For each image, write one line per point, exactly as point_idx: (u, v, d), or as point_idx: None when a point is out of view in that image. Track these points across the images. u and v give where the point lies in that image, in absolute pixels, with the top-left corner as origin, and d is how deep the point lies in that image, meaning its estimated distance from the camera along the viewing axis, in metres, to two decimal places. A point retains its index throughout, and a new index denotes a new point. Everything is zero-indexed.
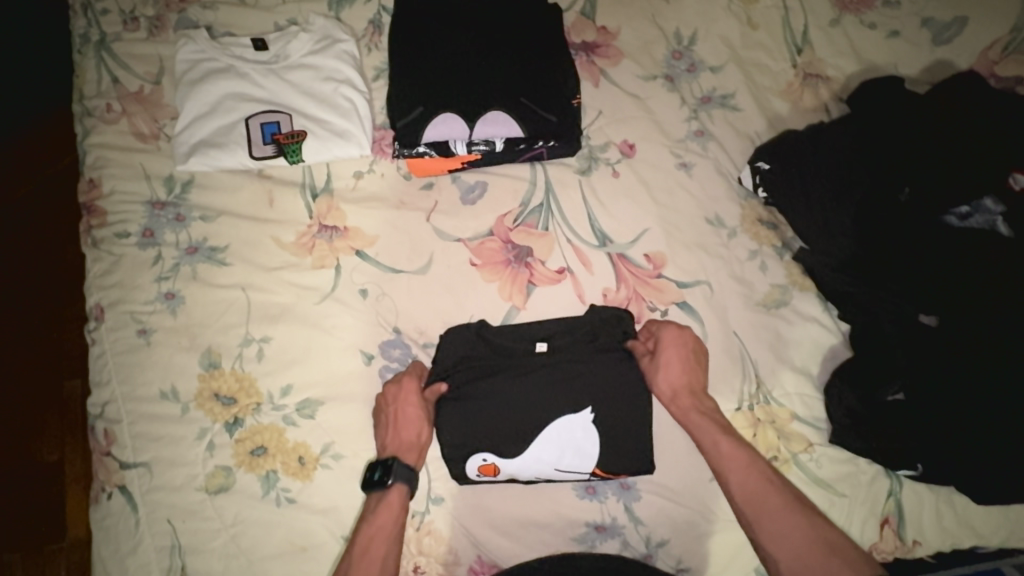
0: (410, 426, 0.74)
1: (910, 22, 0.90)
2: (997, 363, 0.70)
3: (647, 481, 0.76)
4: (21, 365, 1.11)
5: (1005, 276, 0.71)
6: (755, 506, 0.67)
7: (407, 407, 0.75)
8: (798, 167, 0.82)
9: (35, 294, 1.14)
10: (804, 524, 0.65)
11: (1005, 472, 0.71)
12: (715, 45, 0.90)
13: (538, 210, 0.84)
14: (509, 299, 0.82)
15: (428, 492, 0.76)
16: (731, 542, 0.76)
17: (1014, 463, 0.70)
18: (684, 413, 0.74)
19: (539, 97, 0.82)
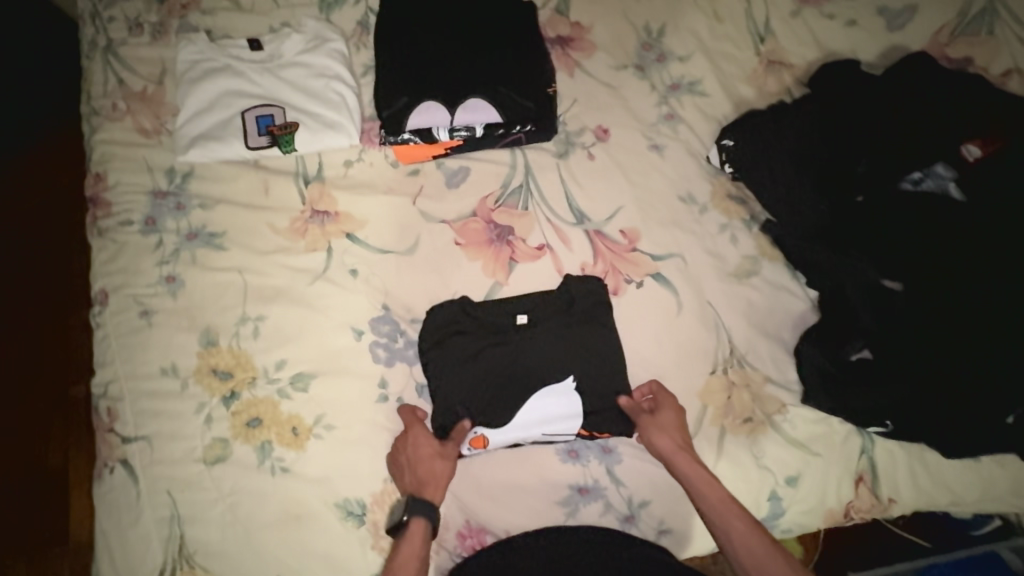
0: (423, 466, 0.74)
1: (865, 12, 0.96)
2: (952, 317, 0.75)
3: (628, 444, 0.80)
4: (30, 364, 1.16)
5: (957, 236, 0.76)
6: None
7: (420, 450, 0.75)
8: (762, 142, 0.86)
9: (45, 296, 1.20)
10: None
11: (964, 421, 0.75)
12: (682, 36, 0.96)
13: (518, 191, 0.89)
14: (493, 276, 0.86)
15: None
16: None
17: (971, 413, 0.74)
18: (688, 475, 0.72)
19: (517, 87, 0.87)
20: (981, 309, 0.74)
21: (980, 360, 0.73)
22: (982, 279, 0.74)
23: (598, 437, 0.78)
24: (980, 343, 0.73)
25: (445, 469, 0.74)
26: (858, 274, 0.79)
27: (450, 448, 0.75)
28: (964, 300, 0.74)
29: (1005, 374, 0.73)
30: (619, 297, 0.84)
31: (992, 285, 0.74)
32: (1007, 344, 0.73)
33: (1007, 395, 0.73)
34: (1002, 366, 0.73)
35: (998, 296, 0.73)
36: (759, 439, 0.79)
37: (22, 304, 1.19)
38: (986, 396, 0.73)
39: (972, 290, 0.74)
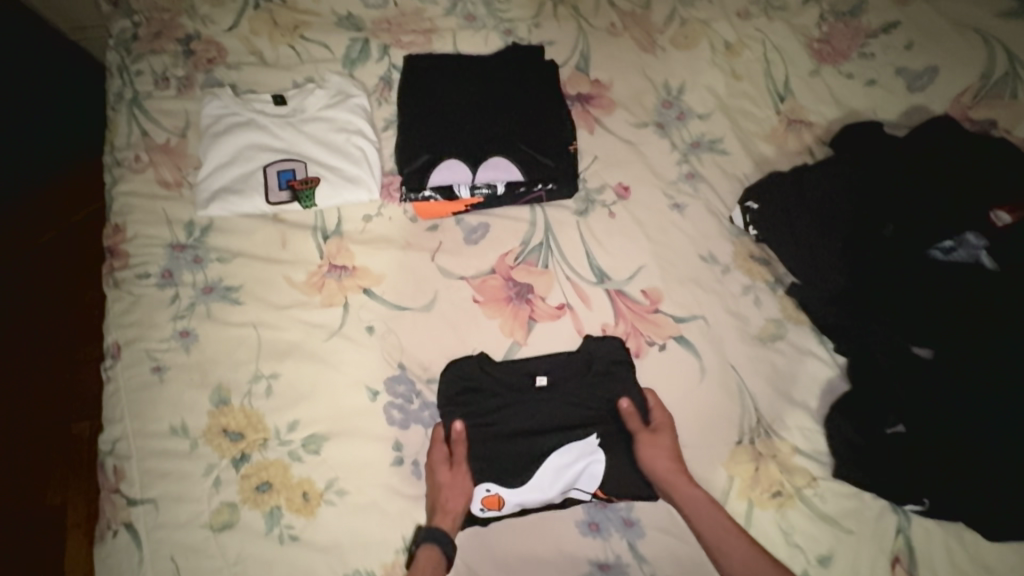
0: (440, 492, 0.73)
1: (885, 71, 0.96)
2: (990, 393, 0.72)
3: (651, 518, 0.76)
4: (35, 400, 1.15)
5: (989, 307, 0.74)
6: None
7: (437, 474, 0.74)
8: (786, 206, 0.85)
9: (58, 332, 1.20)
10: None
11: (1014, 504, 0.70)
12: (702, 94, 0.96)
13: (538, 249, 0.88)
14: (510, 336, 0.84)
15: None
16: None
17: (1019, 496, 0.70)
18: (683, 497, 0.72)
19: (537, 145, 0.87)
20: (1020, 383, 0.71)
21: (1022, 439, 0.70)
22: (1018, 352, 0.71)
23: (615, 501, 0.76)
24: (1021, 420, 0.70)
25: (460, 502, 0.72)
26: (885, 343, 0.79)
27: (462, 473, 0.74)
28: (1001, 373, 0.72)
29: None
30: (641, 359, 0.82)
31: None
32: None
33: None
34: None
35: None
36: (788, 513, 0.76)
37: (33, 343, 1.18)
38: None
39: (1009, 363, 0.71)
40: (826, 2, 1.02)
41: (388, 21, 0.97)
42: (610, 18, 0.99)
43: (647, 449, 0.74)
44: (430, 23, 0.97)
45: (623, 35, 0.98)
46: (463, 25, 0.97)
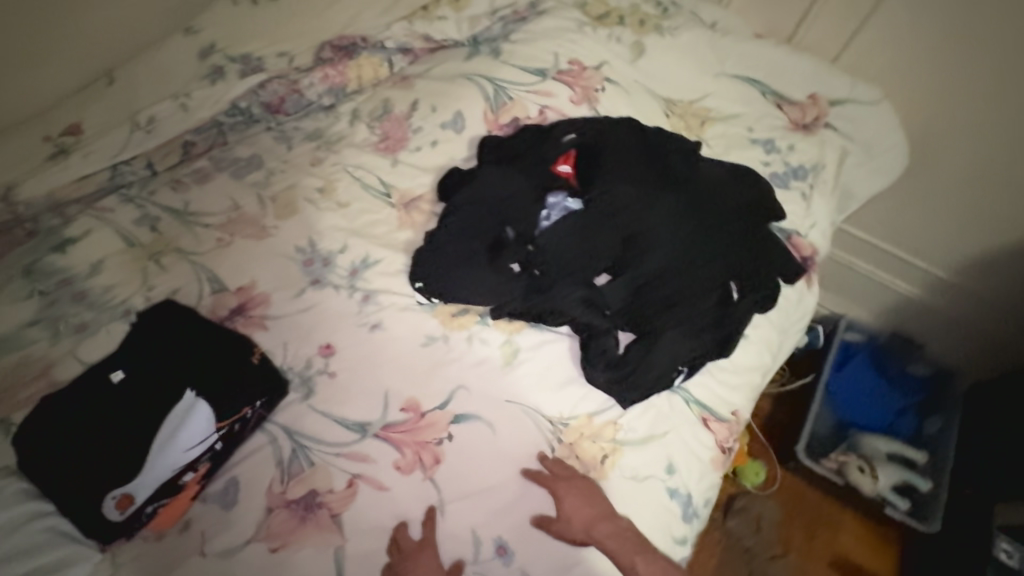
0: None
1: (435, 129, 1.19)
2: (647, 279, 0.94)
3: (553, 552, 0.81)
4: None
5: (613, 218, 0.96)
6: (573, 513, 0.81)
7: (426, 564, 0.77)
8: (441, 271, 0.95)
9: None
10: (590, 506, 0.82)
11: (710, 326, 0.94)
12: (331, 236, 1.06)
13: (295, 455, 0.86)
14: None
15: None
16: (645, 521, 0.85)
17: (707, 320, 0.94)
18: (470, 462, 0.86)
19: (220, 383, 0.87)
20: (668, 246, 0.95)
21: (687, 283, 0.94)
22: (646, 228, 0.96)
23: (247, 415, 0.86)
24: (667, 277, 0.94)
25: None
26: (575, 287, 0.93)
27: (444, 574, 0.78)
28: (654, 252, 0.95)
29: (710, 274, 0.96)
30: (443, 460, 0.85)
31: (661, 233, 0.96)
32: (681, 268, 0.95)
33: (725, 284, 0.96)
34: (708, 268, 0.96)
35: (667, 238, 0.95)
36: (621, 462, 0.87)
37: None
38: (703, 293, 0.94)
39: (653, 239, 0.95)
40: (364, 115, 1.23)
41: None
42: (214, 236, 1.05)
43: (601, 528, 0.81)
44: (40, 361, 0.89)
45: (234, 241, 1.04)
46: (77, 339, 0.91)
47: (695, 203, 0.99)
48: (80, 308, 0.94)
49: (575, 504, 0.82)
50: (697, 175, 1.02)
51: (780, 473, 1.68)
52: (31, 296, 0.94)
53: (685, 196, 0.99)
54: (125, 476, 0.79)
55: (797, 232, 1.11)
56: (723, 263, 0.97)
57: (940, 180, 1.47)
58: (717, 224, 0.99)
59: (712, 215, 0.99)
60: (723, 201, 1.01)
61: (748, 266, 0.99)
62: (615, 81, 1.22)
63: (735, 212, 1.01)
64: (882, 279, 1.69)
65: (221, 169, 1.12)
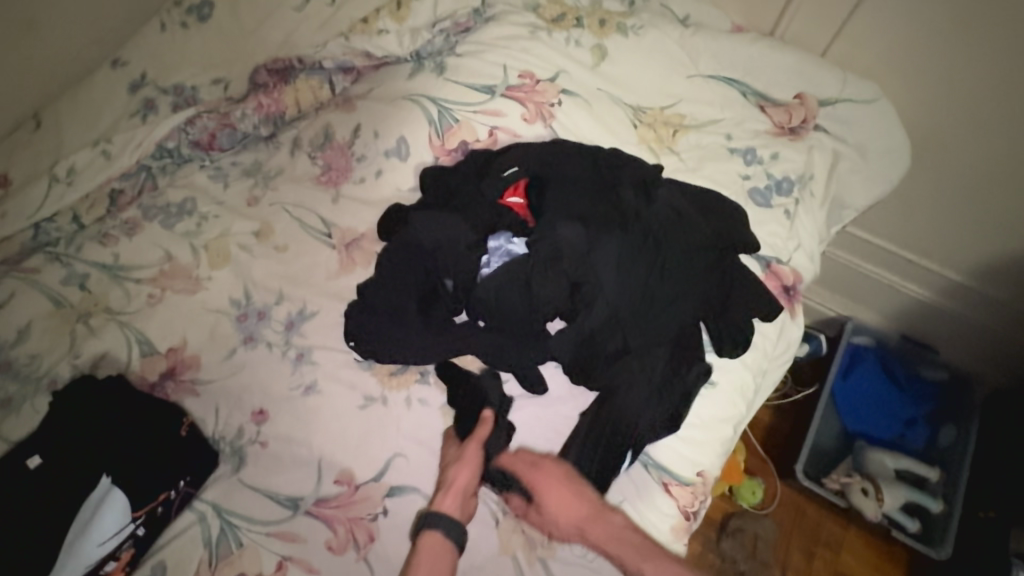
0: (466, 458, 0.80)
1: (378, 158, 1.09)
2: (601, 326, 0.87)
3: None
4: None
5: (560, 262, 0.88)
6: (557, 508, 0.77)
7: (452, 454, 0.82)
8: (374, 329, 0.88)
9: None
10: (580, 497, 0.78)
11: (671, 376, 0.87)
12: (266, 286, 1.00)
13: (223, 536, 0.81)
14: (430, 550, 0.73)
15: None
16: None
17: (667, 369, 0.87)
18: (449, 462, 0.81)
19: (141, 463, 0.82)
20: (620, 291, 0.88)
21: (643, 329, 0.87)
22: (596, 270, 0.88)
23: (171, 495, 0.82)
24: (621, 323, 0.88)
25: (469, 478, 0.79)
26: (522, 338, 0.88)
27: (470, 452, 0.80)
28: (605, 299, 0.88)
29: (673, 317, 0.88)
30: (378, 539, 0.80)
31: (615, 274, 0.88)
32: (635, 312, 0.88)
33: (692, 327, 0.89)
34: (670, 310, 0.89)
35: (621, 280, 0.88)
36: None
37: None
38: (659, 340, 0.88)
39: (605, 283, 0.88)
40: (305, 145, 1.14)
41: None
42: (144, 292, 0.99)
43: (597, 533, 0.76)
44: None
45: (165, 296, 0.99)
46: (1, 415, 0.88)
47: (650, 238, 0.91)
48: (5, 381, 0.91)
49: (559, 499, 0.77)
50: (655, 204, 0.94)
51: (780, 488, 1.59)
52: None
53: (641, 231, 0.92)
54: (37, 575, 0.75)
55: (778, 259, 0.99)
56: (684, 304, 0.89)
57: (952, 177, 1.33)
58: (680, 259, 0.91)
59: (672, 249, 0.91)
60: (686, 231, 0.92)
61: (713, 305, 0.91)
62: (572, 91, 1.09)
63: (698, 244, 0.92)
64: (891, 281, 1.54)
65: (151, 217, 1.06)
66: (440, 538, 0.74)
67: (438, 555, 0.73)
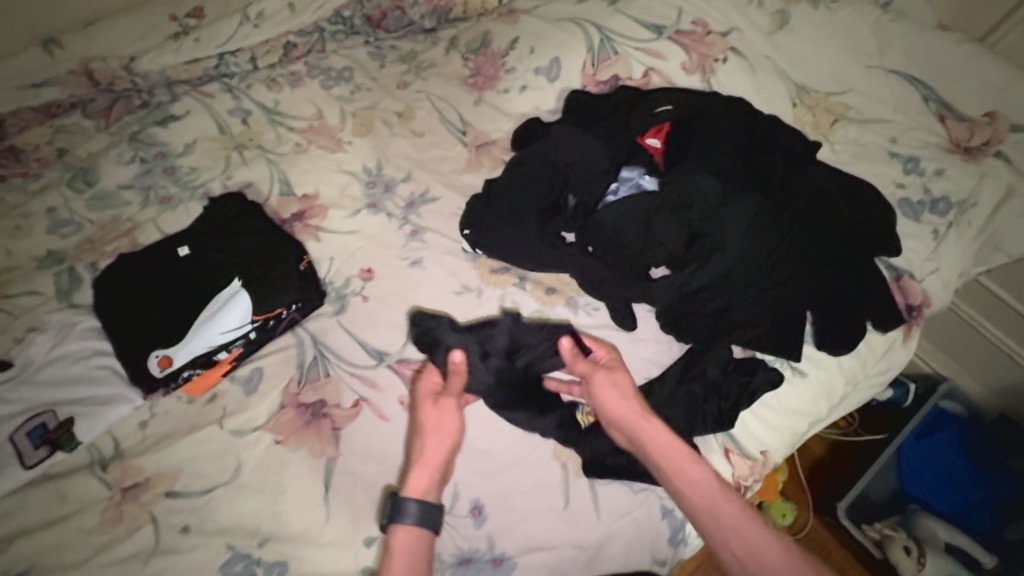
0: (439, 428, 0.75)
1: (528, 74, 1.11)
2: (711, 284, 0.88)
3: (525, 532, 0.78)
4: None
5: (686, 207, 0.88)
6: (611, 392, 0.76)
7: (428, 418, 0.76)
8: (492, 223, 0.93)
9: None
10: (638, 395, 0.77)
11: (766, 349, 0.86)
12: (398, 163, 1.06)
13: (315, 363, 0.90)
14: (410, 533, 0.69)
15: None
16: (629, 530, 0.80)
17: (763, 342, 0.86)
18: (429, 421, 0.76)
19: (262, 281, 0.92)
20: (736, 254, 0.88)
21: (749, 298, 0.87)
22: (720, 228, 0.88)
23: (279, 315, 0.91)
24: (729, 285, 0.88)
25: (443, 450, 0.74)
26: (628, 270, 0.89)
27: (445, 422, 0.75)
28: (719, 256, 0.87)
29: (785, 295, 0.87)
30: None
31: (739, 236, 0.88)
32: (747, 279, 0.88)
33: (798, 313, 0.87)
34: (783, 289, 0.87)
35: (743, 245, 0.88)
36: None
37: None
38: (762, 312, 0.87)
39: (725, 242, 0.87)
40: (463, 46, 1.18)
41: (89, 241, 0.98)
42: (293, 141, 1.08)
43: (646, 430, 0.73)
44: (131, 222, 1.00)
45: (310, 148, 1.07)
46: (160, 210, 1.01)
47: (787, 213, 0.90)
48: (169, 182, 1.04)
49: (614, 386, 0.77)
50: (801, 183, 0.92)
51: (812, 523, 1.53)
52: (133, 161, 1.05)
53: (775, 202, 0.90)
54: (169, 341, 0.88)
55: (911, 274, 0.94)
56: (799, 285, 0.87)
57: None
58: (812, 243, 0.88)
59: (805, 230, 0.89)
60: (823, 218, 0.90)
61: (827, 296, 0.88)
62: (739, 52, 1.07)
63: (829, 231, 0.89)
64: (1011, 352, 1.41)
65: (313, 76, 1.15)
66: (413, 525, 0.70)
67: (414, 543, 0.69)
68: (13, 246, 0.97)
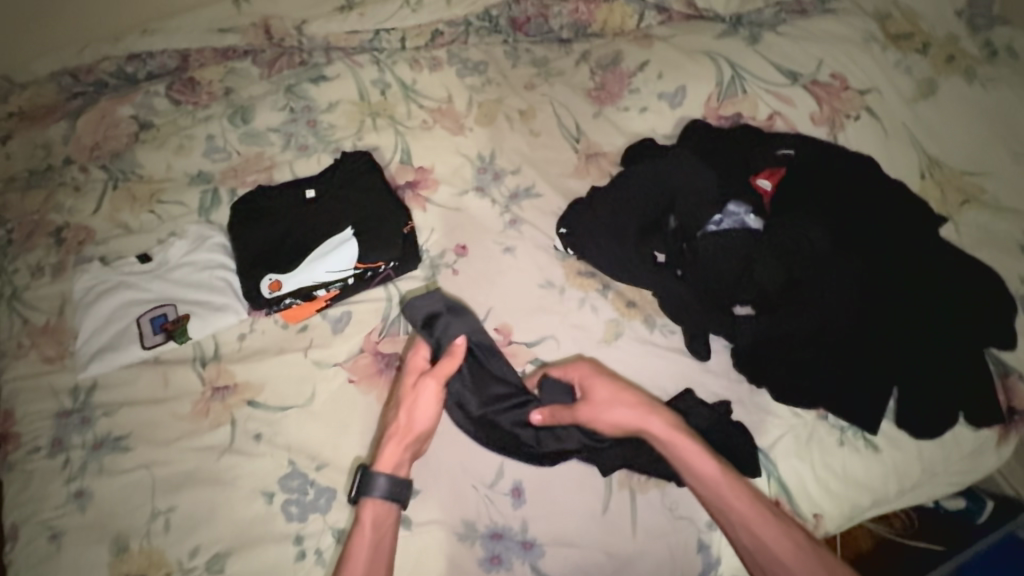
0: (416, 408, 0.80)
1: (651, 97, 1.14)
2: (802, 333, 0.86)
3: (555, 529, 0.79)
4: None
5: (788, 253, 0.89)
6: (612, 400, 0.81)
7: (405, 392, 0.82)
8: (591, 228, 0.96)
9: None
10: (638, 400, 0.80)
11: (843, 412, 0.84)
12: (511, 156, 1.12)
13: (398, 319, 0.97)
14: (377, 506, 0.76)
15: (331, 527, 0.83)
16: (660, 555, 0.79)
17: (841, 404, 0.84)
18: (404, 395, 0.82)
19: (370, 235, 1.00)
20: (832, 309, 0.86)
21: (836, 357, 0.85)
22: (819, 281, 0.87)
23: (378, 269, 0.99)
24: (818, 340, 0.86)
25: (420, 427, 0.80)
26: (716, 301, 0.90)
27: (422, 399, 0.80)
28: (813, 307, 0.86)
29: (872, 363, 0.84)
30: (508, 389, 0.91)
31: (839, 293, 0.86)
32: (838, 338, 0.86)
33: (884, 386, 0.84)
34: (871, 357, 0.84)
35: (839, 302, 0.86)
36: (669, 490, 0.82)
37: None
38: (846, 374, 0.84)
39: (821, 295, 0.86)
40: (593, 60, 1.23)
41: (233, 169, 1.12)
42: (421, 117, 1.17)
43: (653, 430, 0.78)
44: (270, 160, 1.12)
45: (434, 127, 1.16)
46: (297, 155, 1.13)
47: (893, 282, 0.87)
48: (309, 133, 1.16)
49: (610, 396, 0.81)
50: (914, 256, 0.89)
51: None
52: (284, 109, 1.18)
53: (883, 268, 0.88)
54: (282, 269, 0.99)
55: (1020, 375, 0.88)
56: (891, 357, 0.84)
57: None
58: (913, 319, 0.85)
59: (909, 303, 0.86)
60: (931, 295, 0.87)
61: (922, 375, 0.84)
62: (875, 112, 1.05)
63: (936, 309, 0.86)
64: None
65: (452, 63, 1.24)
66: (382, 503, 0.76)
67: (382, 520, 0.76)
68: (175, 161, 1.13)
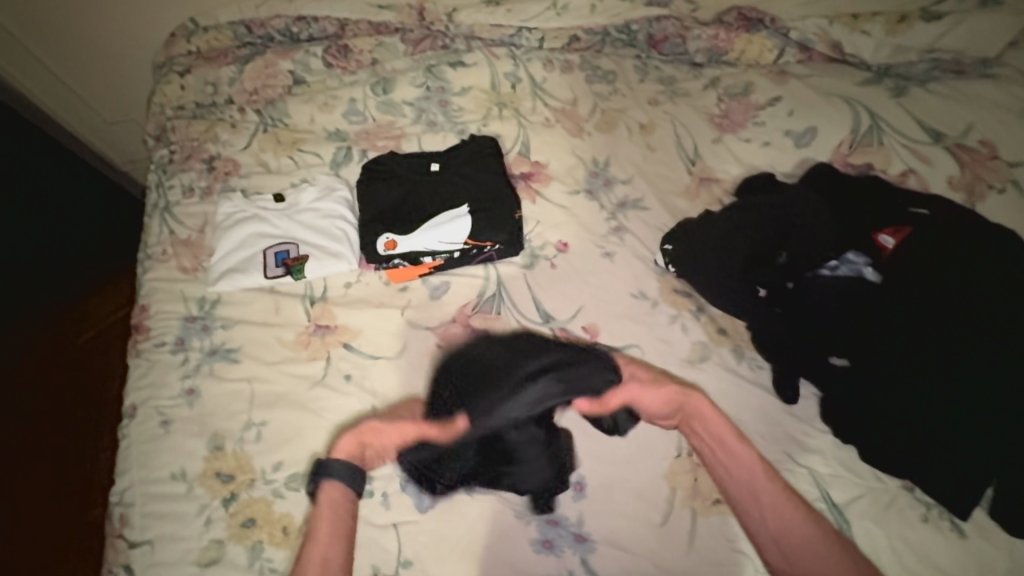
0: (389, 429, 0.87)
1: (776, 133, 1.14)
2: (901, 390, 0.83)
3: (605, 531, 0.81)
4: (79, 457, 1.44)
5: (899, 311, 0.88)
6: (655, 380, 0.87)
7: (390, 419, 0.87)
8: (695, 249, 0.99)
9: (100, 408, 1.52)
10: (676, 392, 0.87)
11: (931, 486, 0.79)
12: (624, 165, 1.14)
13: (492, 299, 1.01)
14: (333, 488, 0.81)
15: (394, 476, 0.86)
16: None
17: (928, 476, 0.79)
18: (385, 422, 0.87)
19: (481, 215, 1.06)
20: (942, 374, 0.82)
21: (936, 425, 0.80)
22: (931, 345, 0.84)
23: (483, 248, 1.04)
24: (918, 403, 0.82)
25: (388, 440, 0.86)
26: (814, 342, 0.90)
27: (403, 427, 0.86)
28: (919, 367, 0.83)
29: (976, 440, 0.78)
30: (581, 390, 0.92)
31: (953, 360, 0.82)
32: (943, 407, 0.81)
33: (988, 472, 0.77)
34: (979, 436, 0.78)
35: (948, 366, 0.82)
36: (731, 521, 0.81)
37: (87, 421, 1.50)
38: (944, 446, 0.79)
39: (929, 359, 0.83)
40: (722, 87, 1.23)
41: (367, 133, 1.21)
42: (545, 114, 1.22)
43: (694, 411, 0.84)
44: (400, 130, 1.21)
45: (556, 125, 1.20)
46: (425, 130, 1.21)
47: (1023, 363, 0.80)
48: (439, 112, 1.23)
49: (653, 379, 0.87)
50: None
51: None
52: (421, 86, 1.26)
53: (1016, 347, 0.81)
54: (397, 231, 1.07)
55: None
56: (1001, 443, 0.78)
57: None
58: None
59: None
60: None
61: None
62: None
63: None
64: None
65: (583, 69, 1.29)
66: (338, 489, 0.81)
67: (335, 503, 0.80)
68: (318, 116, 1.24)
